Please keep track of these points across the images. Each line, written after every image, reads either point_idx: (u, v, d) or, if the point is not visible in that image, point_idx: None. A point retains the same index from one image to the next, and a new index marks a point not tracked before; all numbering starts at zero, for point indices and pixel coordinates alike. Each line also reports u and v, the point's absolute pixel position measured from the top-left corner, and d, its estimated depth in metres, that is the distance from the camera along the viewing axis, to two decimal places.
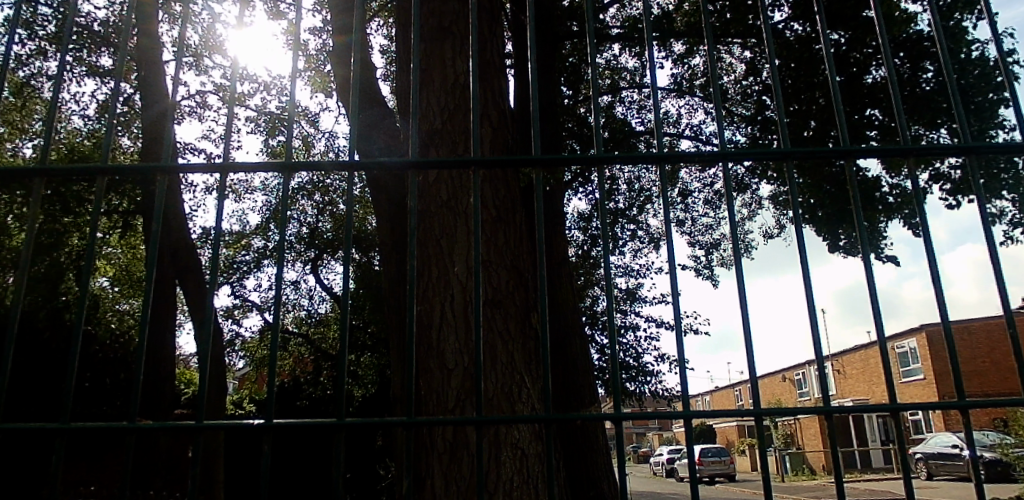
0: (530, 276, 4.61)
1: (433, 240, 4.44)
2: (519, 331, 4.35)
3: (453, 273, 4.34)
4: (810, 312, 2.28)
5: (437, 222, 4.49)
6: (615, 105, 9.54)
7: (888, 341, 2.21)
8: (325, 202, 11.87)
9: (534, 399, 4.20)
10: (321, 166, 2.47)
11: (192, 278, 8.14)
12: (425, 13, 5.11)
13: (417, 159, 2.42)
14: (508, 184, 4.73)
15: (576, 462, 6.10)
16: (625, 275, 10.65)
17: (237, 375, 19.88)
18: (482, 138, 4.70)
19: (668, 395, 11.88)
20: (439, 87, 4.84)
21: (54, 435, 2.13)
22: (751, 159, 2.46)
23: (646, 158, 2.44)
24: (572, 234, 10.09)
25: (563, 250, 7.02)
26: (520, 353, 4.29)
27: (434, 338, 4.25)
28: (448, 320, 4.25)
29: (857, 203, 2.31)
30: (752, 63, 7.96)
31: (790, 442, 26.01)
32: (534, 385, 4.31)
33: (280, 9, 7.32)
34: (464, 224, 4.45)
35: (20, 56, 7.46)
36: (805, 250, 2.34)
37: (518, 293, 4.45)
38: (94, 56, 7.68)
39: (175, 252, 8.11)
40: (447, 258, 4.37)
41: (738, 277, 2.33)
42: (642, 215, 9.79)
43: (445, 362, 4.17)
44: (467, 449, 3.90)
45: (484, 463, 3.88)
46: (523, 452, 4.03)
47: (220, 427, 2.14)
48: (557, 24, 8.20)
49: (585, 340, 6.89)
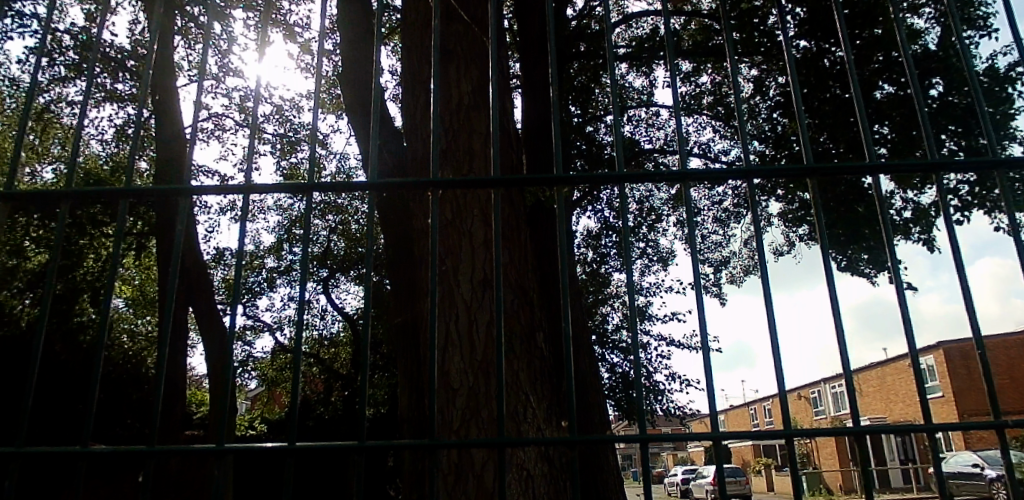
0: (536, 296, 4.61)
1: (439, 259, 4.46)
2: (526, 350, 4.34)
3: (456, 293, 4.34)
4: (770, 338, 2.23)
5: (441, 241, 4.51)
6: (623, 124, 9.57)
7: (848, 366, 2.17)
8: (337, 223, 11.91)
9: (540, 417, 4.17)
10: (331, 188, 2.50)
11: (203, 299, 8.24)
12: (432, 37, 5.16)
13: (419, 180, 2.45)
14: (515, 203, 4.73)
15: (586, 480, 6.08)
16: (636, 294, 10.60)
17: (250, 395, 19.98)
18: (489, 156, 4.75)
19: (680, 414, 11.82)
20: (442, 108, 4.91)
21: (40, 455, 2.17)
22: (743, 179, 2.46)
23: (647, 176, 2.44)
24: (581, 252, 10.07)
25: (572, 268, 7.03)
26: (525, 374, 4.26)
27: (440, 356, 4.25)
28: (453, 337, 4.24)
29: (823, 225, 2.31)
30: (759, 81, 8.01)
31: (807, 462, 25.68)
32: (541, 404, 4.28)
33: (293, 32, 7.45)
34: (470, 247, 4.47)
35: (41, 82, 7.61)
36: (766, 275, 2.31)
37: (525, 312, 4.46)
38: (115, 83, 7.84)
39: (186, 274, 8.20)
40: (454, 276, 4.39)
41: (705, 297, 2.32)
42: (651, 233, 9.76)
43: (450, 381, 4.17)
44: (473, 469, 3.88)
45: (491, 483, 3.85)
46: (528, 472, 4.02)
47: (188, 451, 2.14)
48: (563, 46, 8.28)
49: (596, 360, 6.86)
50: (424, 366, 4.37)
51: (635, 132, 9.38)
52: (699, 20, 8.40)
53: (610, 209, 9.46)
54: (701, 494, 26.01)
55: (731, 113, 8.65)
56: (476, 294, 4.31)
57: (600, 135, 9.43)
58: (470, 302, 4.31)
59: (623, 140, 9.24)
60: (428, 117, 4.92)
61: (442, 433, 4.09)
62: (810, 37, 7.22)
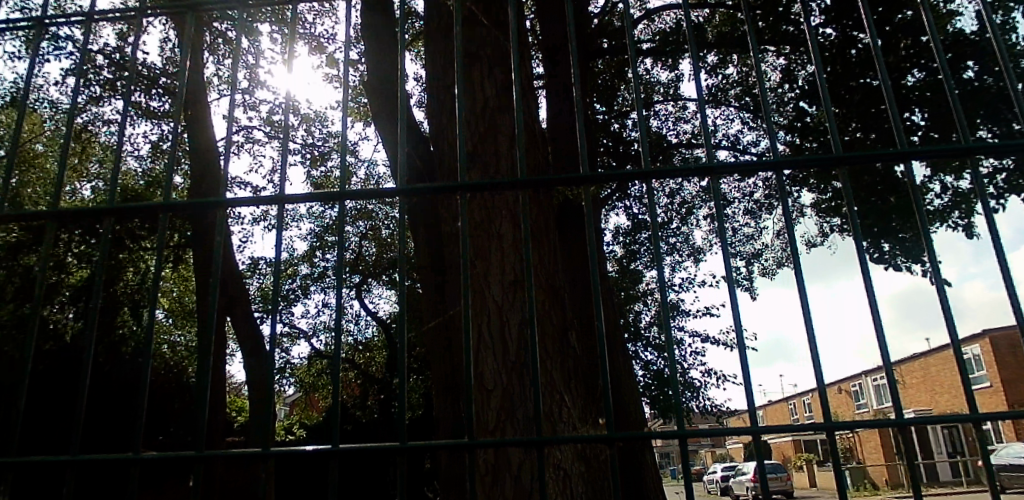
0: (567, 296, 4.59)
1: (468, 261, 4.48)
2: (559, 350, 4.32)
3: (488, 295, 4.35)
4: (877, 323, 2.18)
5: (471, 244, 4.52)
6: (650, 119, 9.49)
7: (963, 347, 2.14)
8: (367, 229, 12.02)
9: (575, 418, 4.15)
10: (359, 196, 2.53)
11: (241, 309, 8.41)
12: (454, 41, 5.18)
13: (447, 184, 2.46)
14: (543, 203, 4.72)
15: (625, 479, 6.03)
16: (668, 290, 10.51)
17: (289, 401, 20.35)
18: (515, 158, 4.75)
19: (717, 411, 11.67)
20: (467, 111, 4.93)
21: (88, 464, 2.23)
22: (777, 172, 2.41)
23: (672, 172, 2.41)
24: (611, 250, 10.02)
25: (602, 266, 6.99)
26: (559, 374, 4.24)
27: (472, 359, 4.26)
28: (485, 339, 4.26)
29: (926, 208, 2.25)
30: (788, 69, 7.87)
31: (850, 457, 25.14)
32: (575, 404, 4.26)
33: (319, 42, 7.56)
34: (499, 248, 4.47)
35: (79, 103, 7.84)
36: (866, 261, 2.26)
37: (556, 312, 4.44)
38: (149, 100, 8.03)
39: (224, 284, 8.38)
40: (484, 279, 4.40)
41: (795, 283, 2.26)
42: (681, 228, 9.67)
43: (484, 382, 4.18)
44: (510, 471, 3.88)
45: (527, 484, 3.84)
46: (565, 473, 3.98)
47: (229, 456, 2.19)
48: (588, 44, 8.27)
49: (630, 357, 6.81)
50: (457, 369, 4.40)
51: (662, 127, 9.30)
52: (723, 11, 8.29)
53: (639, 205, 9.39)
54: (741, 491, 25.66)
55: (760, 103, 8.51)
56: (506, 295, 4.31)
57: (626, 132, 9.37)
58: (500, 303, 4.31)
59: (650, 135, 9.16)
60: (453, 121, 4.94)
61: (478, 435, 4.11)
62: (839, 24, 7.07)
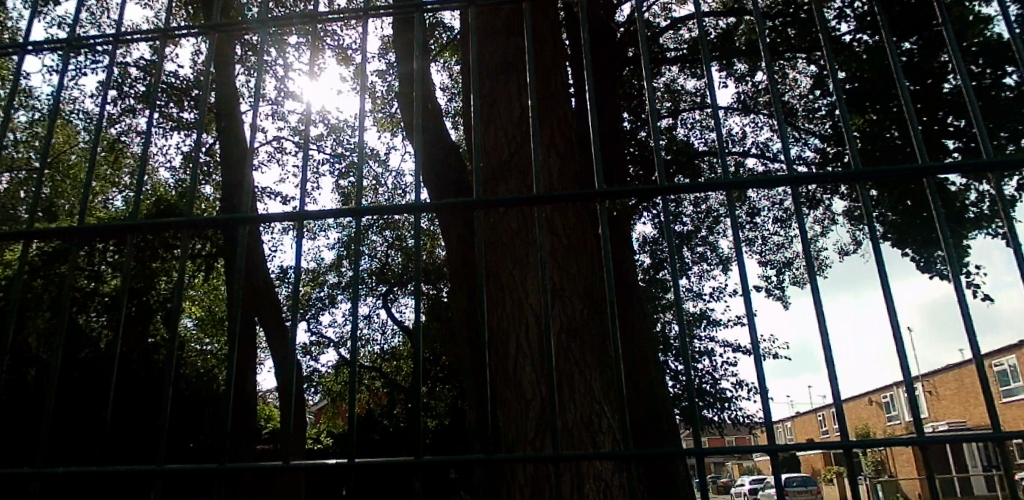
0: (604, 306, 4.57)
1: (506, 271, 4.48)
2: (597, 361, 4.30)
3: (527, 305, 4.35)
4: (894, 341, 2.18)
5: (509, 253, 4.52)
6: (677, 127, 9.45)
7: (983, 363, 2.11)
8: (393, 238, 12.10)
9: (614, 429, 4.12)
10: (389, 209, 2.56)
11: (272, 317, 8.52)
12: (487, 51, 5.20)
13: (494, 195, 2.48)
14: (578, 212, 4.71)
15: (659, 491, 5.96)
16: (697, 299, 10.41)
17: (314, 410, 20.50)
18: (552, 167, 4.75)
19: (748, 422, 11.49)
20: (502, 121, 4.95)
21: (132, 474, 2.28)
22: (830, 181, 2.38)
23: (712, 184, 2.40)
24: (639, 259, 9.96)
25: (633, 274, 6.95)
26: (597, 384, 4.22)
27: (510, 368, 4.27)
28: (523, 349, 4.26)
29: (939, 220, 2.21)
30: (818, 76, 7.77)
31: (882, 470, 24.58)
32: (614, 415, 4.23)
33: (348, 54, 7.66)
34: (536, 257, 4.47)
35: (113, 115, 8.01)
36: (885, 274, 2.25)
37: (594, 321, 4.42)
38: (180, 111, 8.18)
39: (256, 293, 8.51)
40: (520, 288, 4.40)
41: (815, 298, 2.26)
42: (710, 237, 9.59)
43: (522, 392, 4.17)
44: (549, 482, 3.87)
45: (568, 495, 3.83)
46: (606, 484, 3.95)
47: (268, 466, 2.21)
48: (615, 52, 8.26)
49: (660, 366, 6.76)
50: (494, 378, 4.40)
51: (689, 135, 9.25)
52: (750, 18, 8.23)
53: (666, 214, 9.34)
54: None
55: (789, 111, 8.41)
56: (544, 305, 4.31)
57: (653, 140, 9.34)
58: (539, 313, 4.30)
59: (677, 143, 9.12)
60: (487, 131, 4.96)
61: (516, 444, 4.10)
62: (871, 30, 6.96)
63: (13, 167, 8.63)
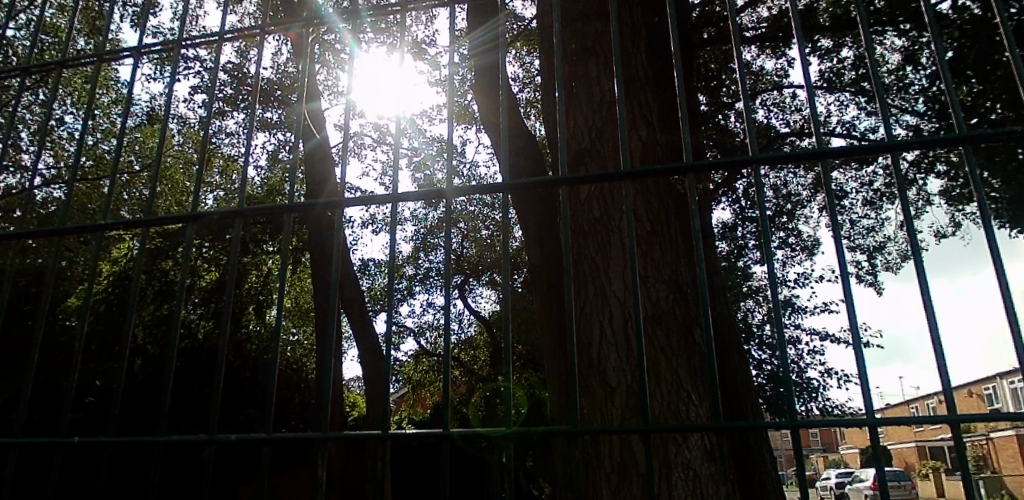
0: (690, 292, 4.47)
1: (588, 258, 4.47)
2: (684, 347, 4.22)
3: (611, 291, 4.32)
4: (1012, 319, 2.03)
5: (593, 239, 4.49)
6: (756, 109, 9.10)
7: None
8: (468, 230, 12.27)
9: (703, 416, 4.05)
10: (468, 194, 2.57)
11: (356, 306, 8.80)
12: (564, 38, 5.17)
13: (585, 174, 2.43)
14: (660, 197, 4.64)
15: (747, 482, 5.82)
16: (781, 286, 10.03)
17: (395, 398, 21.16)
18: (632, 152, 4.69)
19: (839, 413, 10.98)
20: (580, 108, 4.92)
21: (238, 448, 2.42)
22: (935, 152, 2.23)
23: (802, 158, 2.30)
24: (719, 246, 9.69)
25: (715, 260, 6.76)
26: (684, 371, 4.15)
27: (595, 355, 4.26)
28: (607, 336, 4.24)
29: None
30: (912, 48, 7.29)
31: (986, 467, 23.01)
32: (702, 403, 4.15)
33: (422, 50, 7.80)
34: (618, 244, 4.43)
35: (205, 118, 8.48)
36: (1000, 248, 2.10)
37: (681, 307, 4.34)
38: (266, 112, 8.57)
39: (341, 284, 8.82)
40: (603, 275, 4.38)
41: (920, 275, 2.12)
42: (793, 221, 9.18)
43: (607, 379, 4.17)
44: (636, 469, 3.85)
45: (656, 483, 3.80)
46: (696, 472, 3.88)
47: (358, 442, 2.29)
48: (690, 34, 8.02)
49: (744, 355, 6.56)
50: (578, 365, 4.41)
51: (770, 117, 8.89)
52: None
53: (747, 199, 9.03)
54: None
55: (880, 86, 7.93)
56: (628, 291, 4.27)
57: (731, 123, 9.04)
58: (622, 299, 4.27)
59: (757, 125, 8.80)
60: (566, 118, 4.95)
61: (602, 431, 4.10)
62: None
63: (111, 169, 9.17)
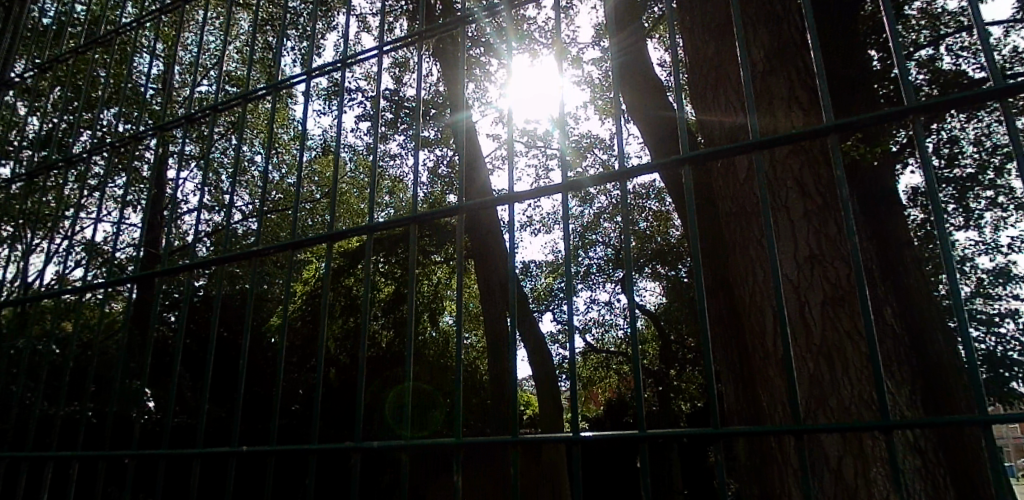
0: (870, 267, 4.05)
1: (749, 240, 4.22)
2: (868, 328, 3.85)
3: (777, 272, 4.05)
4: None
5: (755, 222, 4.20)
6: (944, 55, 7.92)
7: None
8: (625, 223, 12.06)
9: (899, 402, 3.65)
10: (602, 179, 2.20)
11: (519, 307, 9.09)
12: (707, 12, 4.92)
13: (754, 140, 1.98)
14: (828, 167, 4.24)
15: (966, 480, 5.08)
16: (993, 253, 8.66)
17: (567, 396, 21.42)
18: (789, 121, 4.32)
19: None
20: (730, 84, 4.64)
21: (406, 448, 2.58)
22: None
23: (996, 91, 1.86)
24: (910, 214, 8.58)
25: (903, 230, 6.00)
26: (871, 354, 3.78)
27: (768, 343, 4.02)
28: (780, 321, 3.97)
29: None
30: None
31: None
32: (896, 388, 3.75)
33: (562, 48, 7.84)
34: (782, 222, 4.12)
35: (371, 144, 9.18)
36: None
37: (860, 284, 3.95)
38: (424, 131, 9.13)
39: (503, 286, 9.15)
40: (769, 257, 4.11)
41: None
42: (1005, 177, 7.87)
43: (781, 366, 3.93)
44: (824, 462, 3.58)
45: (848, 475, 3.50)
46: (894, 464, 3.51)
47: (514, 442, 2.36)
48: None
49: (950, 335, 5.75)
50: (750, 353, 4.19)
51: (962, 62, 7.69)
52: None
53: (941, 158, 7.91)
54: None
55: None
56: (797, 271, 3.98)
57: (915, 75, 7.96)
58: (792, 280, 3.99)
59: (947, 73, 7.64)
60: (715, 99, 4.71)
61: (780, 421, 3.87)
62: None
63: (298, 199, 10.20)
